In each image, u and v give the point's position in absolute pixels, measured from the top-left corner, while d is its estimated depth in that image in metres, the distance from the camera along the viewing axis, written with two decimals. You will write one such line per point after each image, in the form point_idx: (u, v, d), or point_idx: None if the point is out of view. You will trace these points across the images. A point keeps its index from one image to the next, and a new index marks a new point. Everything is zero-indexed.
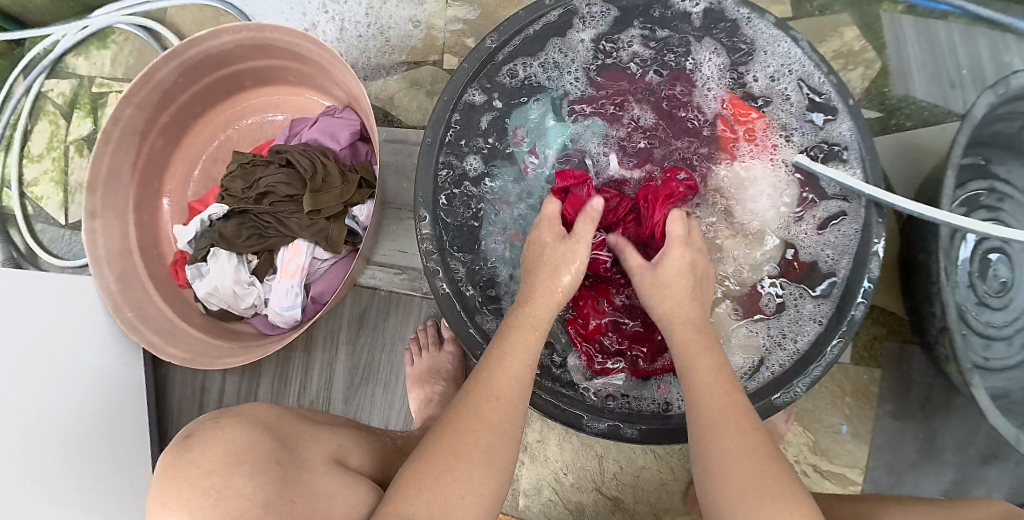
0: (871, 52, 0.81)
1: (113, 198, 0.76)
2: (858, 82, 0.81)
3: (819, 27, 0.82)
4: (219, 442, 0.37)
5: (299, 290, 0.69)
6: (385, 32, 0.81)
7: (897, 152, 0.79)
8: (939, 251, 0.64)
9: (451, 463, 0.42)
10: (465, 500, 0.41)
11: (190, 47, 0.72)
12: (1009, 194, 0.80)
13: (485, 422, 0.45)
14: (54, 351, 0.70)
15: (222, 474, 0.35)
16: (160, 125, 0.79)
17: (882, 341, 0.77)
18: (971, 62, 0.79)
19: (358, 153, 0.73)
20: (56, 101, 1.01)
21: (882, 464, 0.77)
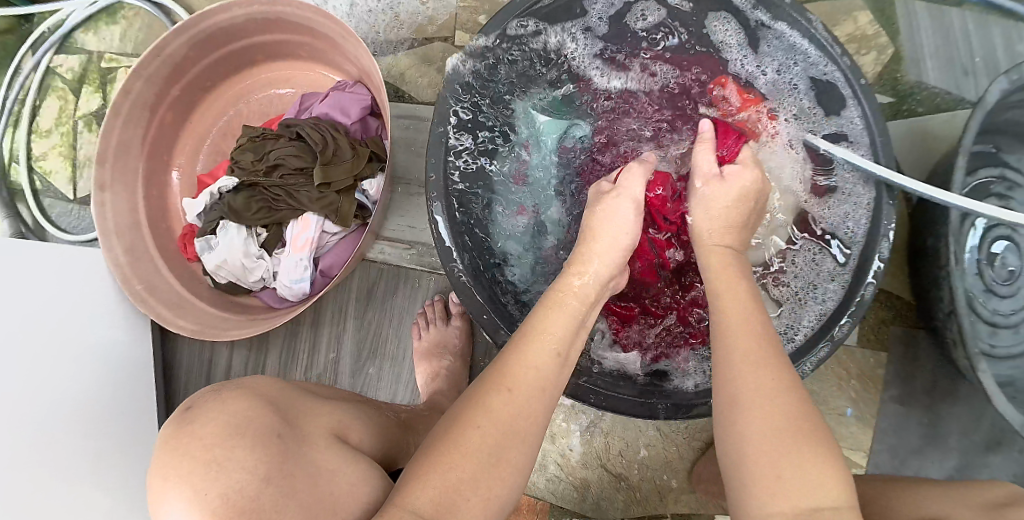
0: (884, 37, 0.81)
1: (122, 171, 0.76)
2: (870, 66, 0.81)
3: (833, 11, 0.82)
4: (219, 415, 0.37)
5: (308, 264, 0.69)
6: (394, 8, 0.80)
7: (907, 137, 0.79)
8: (949, 235, 0.64)
9: (454, 461, 0.39)
10: (472, 502, 0.39)
11: (202, 20, 0.72)
12: (1019, 182, 0.81)
13: (495, 416, 0.42)
14: (61, 325, 0.70)
15: (222, 448, 0.35)
16: (171, 99, 0.79)
17: (888, 324, 0.77)
18: (984, 50, 0.78)
19: (369, 128, 0.73)
20: (65, 76, 1.01)
21: (886, 447, 0.77)
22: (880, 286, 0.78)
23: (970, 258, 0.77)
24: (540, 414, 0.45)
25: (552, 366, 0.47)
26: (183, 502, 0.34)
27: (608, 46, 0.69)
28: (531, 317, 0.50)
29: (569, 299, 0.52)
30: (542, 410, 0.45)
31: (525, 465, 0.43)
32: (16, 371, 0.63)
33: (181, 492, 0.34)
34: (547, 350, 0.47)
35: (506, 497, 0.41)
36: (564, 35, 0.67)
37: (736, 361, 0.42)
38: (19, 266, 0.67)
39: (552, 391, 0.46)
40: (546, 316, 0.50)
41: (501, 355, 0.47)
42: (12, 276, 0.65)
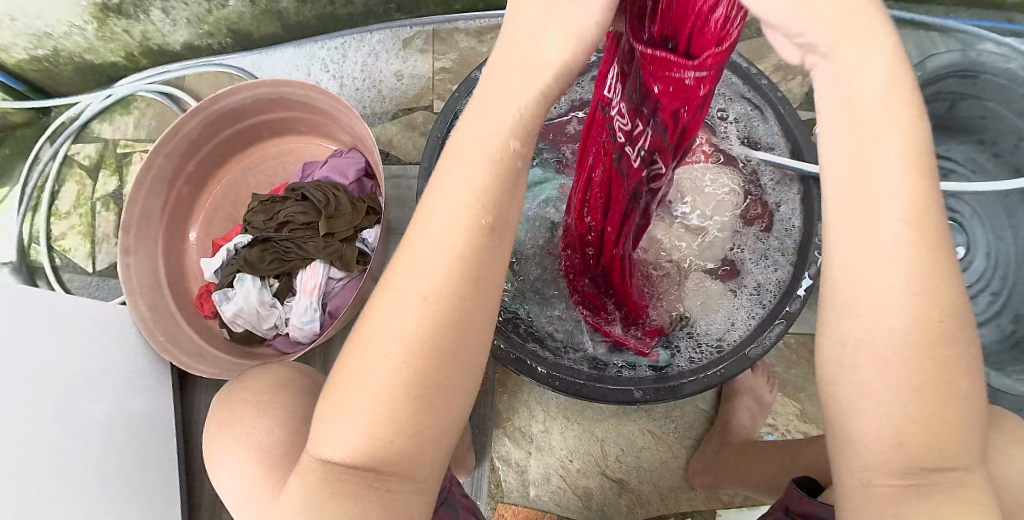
0: (806, 63, 0.98)
1: (144, 238, 0.85)
2: (797, 89, 0.99)
3: (757, 48, 0.99)
4: (266, 378, 0.54)
5: (317, 306, 0.78)
6: (377, 85, 0.98)
7: None
8: None
9: (372, 407, 0.31)
10: (408, 451, 0.32)
11: (213, 103, 0.83)
12: (952, 168, 0.92)
13: (400, 333, 0.31)
14: (81, 375, 0.76)
15: (268, 396, 0.51)
16: (186, 173, 0.89)
17: None
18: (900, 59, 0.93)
19: (364, 187, 0.84)
20: (83, 162, 1.12)
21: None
22: None
23: None
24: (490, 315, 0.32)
25: (478, 255, 0.31)
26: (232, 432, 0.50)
27: None
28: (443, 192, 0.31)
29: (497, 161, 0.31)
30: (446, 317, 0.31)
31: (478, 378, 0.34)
32: (38, 417, 0.68)
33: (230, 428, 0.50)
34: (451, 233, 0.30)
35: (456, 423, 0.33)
36: None
37: (894, 223, 0.29)
38: (48, 320, 0.74)
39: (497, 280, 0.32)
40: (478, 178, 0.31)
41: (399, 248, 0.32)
42: (43, 329, 0.72)
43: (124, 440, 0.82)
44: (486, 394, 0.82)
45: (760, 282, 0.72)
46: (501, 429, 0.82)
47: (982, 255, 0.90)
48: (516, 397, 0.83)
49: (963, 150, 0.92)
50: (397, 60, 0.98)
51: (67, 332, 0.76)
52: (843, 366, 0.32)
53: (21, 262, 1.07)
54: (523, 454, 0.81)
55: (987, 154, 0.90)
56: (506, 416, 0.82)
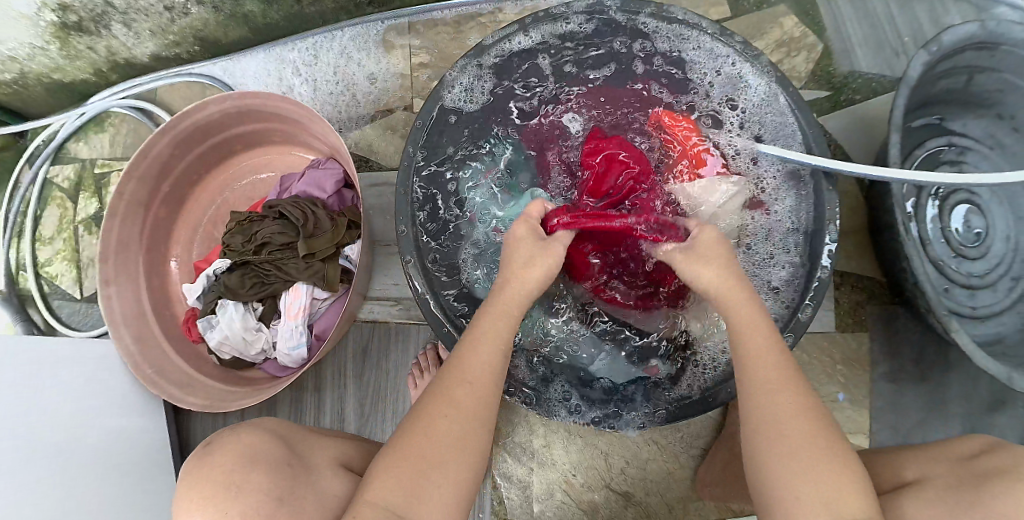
0: (811, 37, 0.93)
1: (124, 265, 0.82)
2: (803, 65, 0.93)
3: (759, 20, 0.94)
4: (233, 446, 0.52)
5: (304, 329, 0.74)
6: (351, 88, 0.93)
7: (853, 122, 0.90)
8: (895, 208, 0.72)
9: (423, 450, 0.46)
10: (440, 488, 0.45)
11: (180, 121, 0.79)
12: (969, 146, 0.91)
13: (460, 408, 0.48)
14: (61, 419, 0.73)
15: (240, 473, 0.49)
16: (161, 195, 0.86)
17: (865, 305, 0.85)
18: (910, 31, 0.91)
19: (344, 199, 0.79)
20: (62, 185, 1.08)
21: (883, 422, 0.83)
22: (846, 270, 0.87)
23: (933, 227, 0.87)
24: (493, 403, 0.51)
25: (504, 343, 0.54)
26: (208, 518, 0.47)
27: (536, 90, 0.78)
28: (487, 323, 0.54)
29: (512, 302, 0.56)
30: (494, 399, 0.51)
31: (485, 447, 0.49)
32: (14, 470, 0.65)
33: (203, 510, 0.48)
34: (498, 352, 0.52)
35: (470, 479, 0.47)
36: (501, 83, 0.76)
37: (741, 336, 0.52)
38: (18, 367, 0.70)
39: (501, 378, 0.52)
40: (489, 314, 0.55)
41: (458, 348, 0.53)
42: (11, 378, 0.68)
43: (127, 474, 0.79)
44: None
45: (768, 286, 0.69)
46: (500, 445, 0.79)
47: (1001, 238, 0.86)
48: (512, 412, 0.80)
49: (980, 124, 0.91)
50: (369, 61, 0.92)
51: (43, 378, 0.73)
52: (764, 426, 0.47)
53: (11, 290, 1.04)
54: (525, 470, 0.79)
55: (1006, 127, 0.88)
56: (505, 432, 0.79)
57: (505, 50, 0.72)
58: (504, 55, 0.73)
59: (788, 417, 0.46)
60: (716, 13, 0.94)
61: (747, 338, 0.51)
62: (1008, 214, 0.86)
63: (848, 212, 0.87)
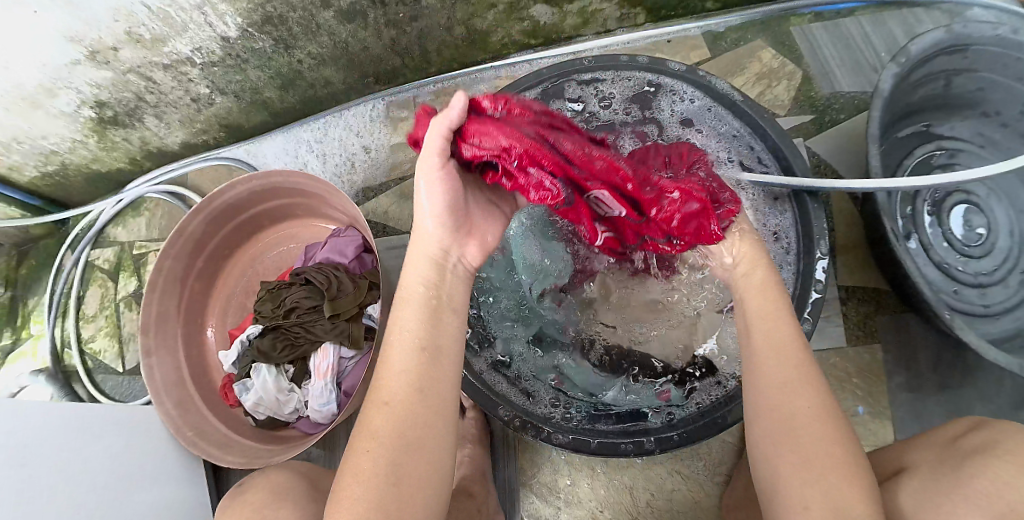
0: (789, 66, 1.00)
1: (163, 338, 0.89)
2: (785, 93, 0.99)
3: (739, 57, 1.01)
4: (262, 485, 0.59)
5: (332, 387, 0.80)
6: (354, 162, 1.02)
7: (839, 146, 0.96)
8: (883, 216, 0.80)
9: (354, 490, 0.44)
10: None
11: (212, 200, 0.87)
12: (961, 149, 0.96)
13: (385, 435, 0.45)
14: (86, 483, 0.77)
15: (268, 509, 0.55)
16: (196, 269, 0.93)
17: (872, 319, 0.89)
18: (885, 44, 0.99)
19: (365, 263, 0.85)
20: (103, 267, 1.17)
21: (906, 431, 0.86)
22: (849, 287, 0.91)
23: (935, 232, 0.91)
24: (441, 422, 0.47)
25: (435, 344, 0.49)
26: None
27: None
28: (416, 280, 0.52)
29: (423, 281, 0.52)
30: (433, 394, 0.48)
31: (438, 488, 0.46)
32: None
33: None
34: (410, 353, 0.48)
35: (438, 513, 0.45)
36: None
37: (777, 319, 0.56)
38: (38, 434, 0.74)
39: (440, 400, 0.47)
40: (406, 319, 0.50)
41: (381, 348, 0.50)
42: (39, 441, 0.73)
43: None
44: (508, 453, 0.84)
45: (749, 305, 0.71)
46: (528, 487, 0.82)
47: (1004, 234, 0.90)
48: (538, 451, 0.83)
49: (969, 125, 0.96)
50: (358, 135, 1.02)
51: (59, 451, 0.75)
52: (776, 447, 0.50)
53: (56, 368, 1.12)
54: (553, 509, 0.81)
55: (994, 124, 0.94)
56: (531, 472, 0.83)
57: None
58: None
59: (798, 428, 0.49)
60: (696, 55, 1.02)
61: (775, 364, 0.53)
62: (1008, 210, 0.90)
63: (846, 228, 0.93)
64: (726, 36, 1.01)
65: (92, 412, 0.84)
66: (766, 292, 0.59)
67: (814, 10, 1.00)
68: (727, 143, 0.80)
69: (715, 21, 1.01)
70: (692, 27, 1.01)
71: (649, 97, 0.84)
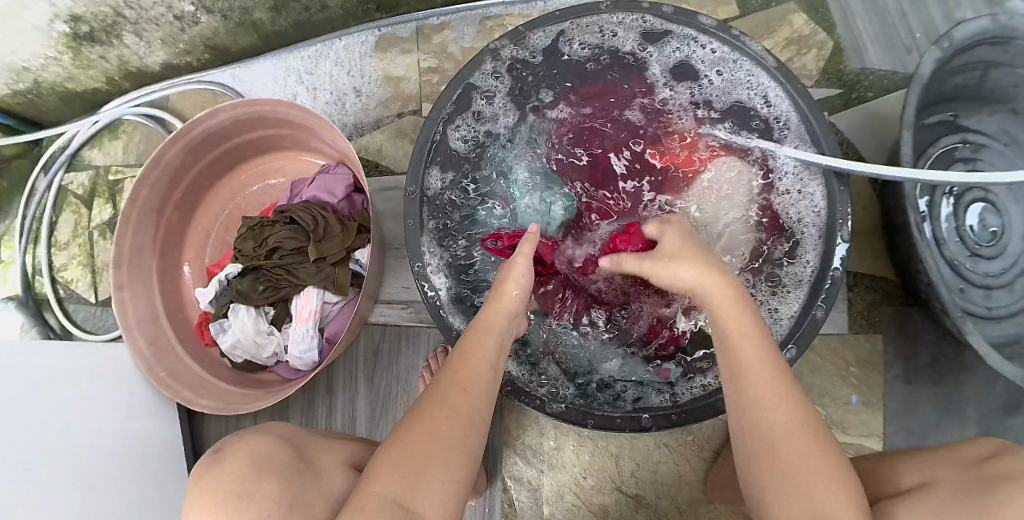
0: (821, 35, 0.93)
1: (136, 271, 0.83)
2: (813, 63, 0.93)
3: (769, 19, 0.94)
4: (242, 452, 0.52)
5: (315, 333, 0.75)
6: (343, 98, 0.95)
7: (863, 124, 0.90)
8: (907, 208, 0.75)
9: (423, 452, 0.46)
10: (436, 484, 0.45)
11: (191, 128, 0.80)
12: (984, 143, 0.91)
13: (457, 409, 0.49)
14: (45, 418, 0.73)
15: (251, 480, 0.48)
16: (174, 201, 0.87)
17: (878, 306, 0.86)
18: (922, 27, 0.91)
19: (355, 204, 0.81)
20: (77, 192, 1.10)
21: (897, 424, 0.84)
22: (859, 270, 0.87)
23: (948, 226, 0.87)
24: (487, 405, 0.52)
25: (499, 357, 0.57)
26: None
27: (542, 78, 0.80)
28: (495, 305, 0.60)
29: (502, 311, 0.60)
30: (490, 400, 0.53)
31: (478, 460, 0.49)
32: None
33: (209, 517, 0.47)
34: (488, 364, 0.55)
35: (469, 480, 0.48)
36: (502, 81, 0.78)
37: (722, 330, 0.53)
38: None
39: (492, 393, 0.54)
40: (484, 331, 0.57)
41: (452, 355, 0.55)
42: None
43: (124, 485, 0.79)
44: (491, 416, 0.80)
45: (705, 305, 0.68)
46: (512, 448, 0.80)
47: (1019, 236, 0.85)
48: (525, 413, 0.80)
49: (996, 120, 0.91)
50: (350, 74, 0.94)
51: (22, 381, 0.71)
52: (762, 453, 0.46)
53: (26, 295, 1.06)
54: (536, 472, 0.79)
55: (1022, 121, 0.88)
56: (516, 434, 0.80)
57: (497, 54, 0.73)
58: (495, 57, 0.73)
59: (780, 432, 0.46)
60: (724, 12, 0.95)
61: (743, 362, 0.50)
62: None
63: (862, 211, 0.88)
64: None
65: (58, 345, 0.79)
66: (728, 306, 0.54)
67: None
68: (754, 102, 0.74)
69: None
70: None
71: (668, 43, 0.76)
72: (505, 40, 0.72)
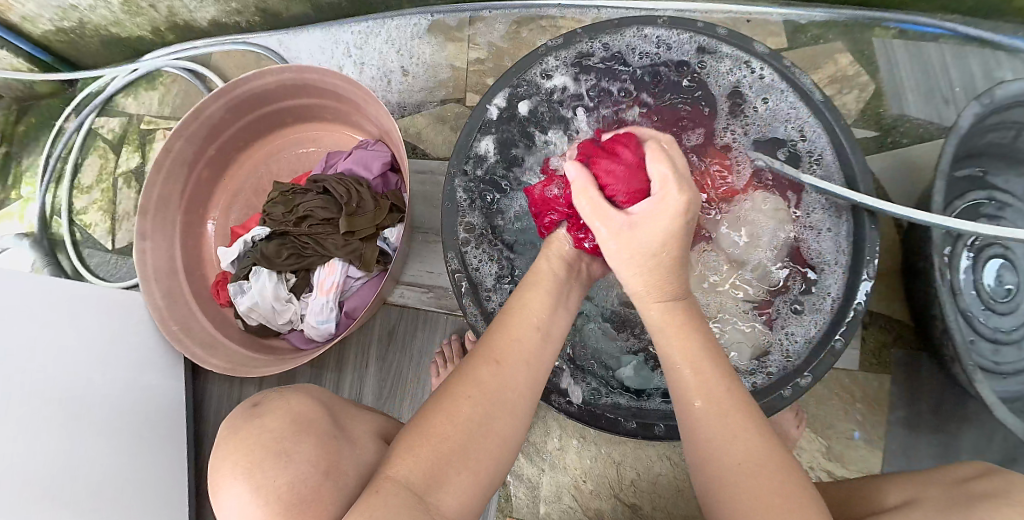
0: (864, 76, 0.92)
1: (161, 221, 0.83)
2: (854, 103, 0.93)
3: (815, 55, 0.94)
4: (282, 409, 0.50)
5: (334, 306, 0.75)
6: (389, 76, 0.95)
7: (896, 168, 0.90)
8: (933, 251, 0.74)
9: (445, 435, 0.45)
10: (461, 475, 0.44)
11: (235, 87, 0.80)
12: (1009, 202, 0.90)
13: (485, 391, 0.48)
14: (53, 353, 0.72)
15: (289, 441, 0.47)
16: (207, 156, 0.87)
17: (890, 347, 0.85)
18: (962, 81, 0.90)
19: (389, 183, 0.80)
20: (106, 136, 1.10)
21: (897, 467, 0.83)
22: (877, 311, 0.87)
23: (966, 278, 0.85)
24: (525, 389, 0.50)
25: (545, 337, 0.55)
26: (247, 486, 0.45)
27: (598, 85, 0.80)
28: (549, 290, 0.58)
29: (545, 281, 0.58)
30: (528, 385, 0.51)
31: (509, 448, 0.48)
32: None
33: (244, 478, 0.46)
34: (529, 337, 0.53)
35: (494, 471, 0.47)
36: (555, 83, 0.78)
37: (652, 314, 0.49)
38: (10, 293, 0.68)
39: (535, 371, 0.52)
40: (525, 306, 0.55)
41: (487, 334, 0.53)
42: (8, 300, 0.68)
43: (121, 431, 0.79)
44: None
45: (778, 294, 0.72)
46: None
47: None
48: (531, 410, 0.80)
49: None
50: (399, 54, 0.94)
51: (35, 313, 0.71)
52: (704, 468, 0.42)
53: (42, 234, 1.06)
54: (536, 469, 0.79)
55: None
56: None
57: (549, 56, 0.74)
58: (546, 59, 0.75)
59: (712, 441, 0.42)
60: (772, 42, 0.95)
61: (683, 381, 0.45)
62: None
63: (889, 254, 0.88)
64: (807, 30, 0.94)
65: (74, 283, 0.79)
66: (672, 321, 0.48)
67: (901, 25, 0.91)
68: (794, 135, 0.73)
69: (798, 12, 0.94)
70: (773, 11, 0.94)
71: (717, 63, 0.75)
72: (556, 44, 0.73)
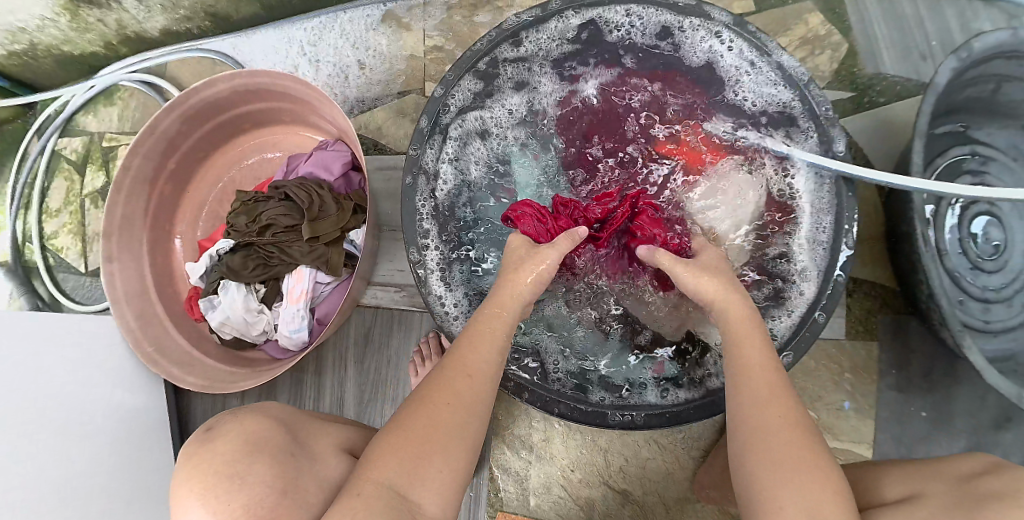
0: (836, 36, 0.90)
1: (127, 241, 0.81)
2: (826, 65, 0.90)
3: (783, 17, 0.91)
4: (235, 433, 0.50)
5: (305, 313, 0.74)
6: (347, 72, 0.92)
7: (874, 128, 0.87)
8: (914, 218, 0.71)
9: (420, 438, 0.44)
10: (439, 474, 0.44)
11: (188, 97, 0.77)
12: (992, 156, 0.87)
13: (461, 397, 0.47)
14: (31, 384, 0.71)
15: (242, 463, 0.47)
16: (168, 171, 0.85)
17: (876, 314, 0.84)
18: (939, 35, 0.88)
19: (351, 182, 0.78)
20: (69, 157, 1.07)
21: (889, 433, 0.82)
22: (861, 277, 0.85)
23: (952, 237, 0.83)
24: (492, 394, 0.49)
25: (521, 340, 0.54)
26: (205, 510, 0.44)
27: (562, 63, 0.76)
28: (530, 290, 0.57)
29: (522, 286, 0.56)
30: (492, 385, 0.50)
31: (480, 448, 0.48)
32: None
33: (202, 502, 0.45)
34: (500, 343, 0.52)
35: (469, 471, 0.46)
36: (516, 64, 0.74)
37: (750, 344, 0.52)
38: None
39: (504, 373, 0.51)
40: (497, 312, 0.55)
41: (461, 339, 0.52)
42: None
43: (108, 456, 0.78)
44: None
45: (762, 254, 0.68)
46: (499, 437, 0.78)
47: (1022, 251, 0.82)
48: (515, 404, 0.79)
49: (1006, 134, 0.87)
50: (353, 47, 0.91)
51: (9, 345, 0.69)
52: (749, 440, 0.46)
53: (16, 262, 1.03)
54: (524, 463, 0.78)
55: None
56: (504, 424, 0.79)
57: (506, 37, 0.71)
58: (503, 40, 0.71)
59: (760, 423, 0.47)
60: (739, 7, 0.92)
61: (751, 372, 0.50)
62: None
63: (871, 217, 0.86)
64: None
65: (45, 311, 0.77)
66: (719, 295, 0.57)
67: None
68: (769, 102, 0.70)
69: None
70: None
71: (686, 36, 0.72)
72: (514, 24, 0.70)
